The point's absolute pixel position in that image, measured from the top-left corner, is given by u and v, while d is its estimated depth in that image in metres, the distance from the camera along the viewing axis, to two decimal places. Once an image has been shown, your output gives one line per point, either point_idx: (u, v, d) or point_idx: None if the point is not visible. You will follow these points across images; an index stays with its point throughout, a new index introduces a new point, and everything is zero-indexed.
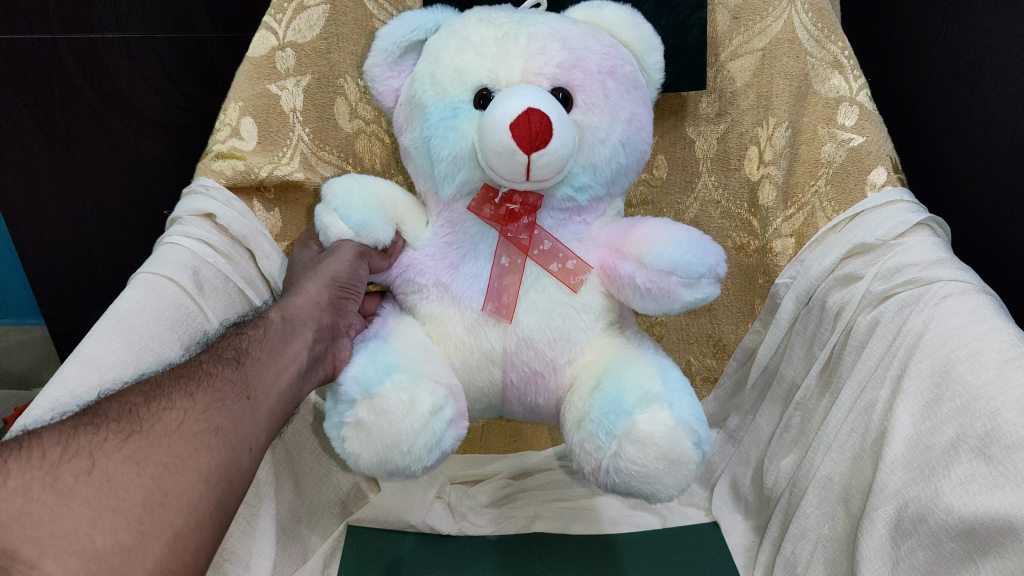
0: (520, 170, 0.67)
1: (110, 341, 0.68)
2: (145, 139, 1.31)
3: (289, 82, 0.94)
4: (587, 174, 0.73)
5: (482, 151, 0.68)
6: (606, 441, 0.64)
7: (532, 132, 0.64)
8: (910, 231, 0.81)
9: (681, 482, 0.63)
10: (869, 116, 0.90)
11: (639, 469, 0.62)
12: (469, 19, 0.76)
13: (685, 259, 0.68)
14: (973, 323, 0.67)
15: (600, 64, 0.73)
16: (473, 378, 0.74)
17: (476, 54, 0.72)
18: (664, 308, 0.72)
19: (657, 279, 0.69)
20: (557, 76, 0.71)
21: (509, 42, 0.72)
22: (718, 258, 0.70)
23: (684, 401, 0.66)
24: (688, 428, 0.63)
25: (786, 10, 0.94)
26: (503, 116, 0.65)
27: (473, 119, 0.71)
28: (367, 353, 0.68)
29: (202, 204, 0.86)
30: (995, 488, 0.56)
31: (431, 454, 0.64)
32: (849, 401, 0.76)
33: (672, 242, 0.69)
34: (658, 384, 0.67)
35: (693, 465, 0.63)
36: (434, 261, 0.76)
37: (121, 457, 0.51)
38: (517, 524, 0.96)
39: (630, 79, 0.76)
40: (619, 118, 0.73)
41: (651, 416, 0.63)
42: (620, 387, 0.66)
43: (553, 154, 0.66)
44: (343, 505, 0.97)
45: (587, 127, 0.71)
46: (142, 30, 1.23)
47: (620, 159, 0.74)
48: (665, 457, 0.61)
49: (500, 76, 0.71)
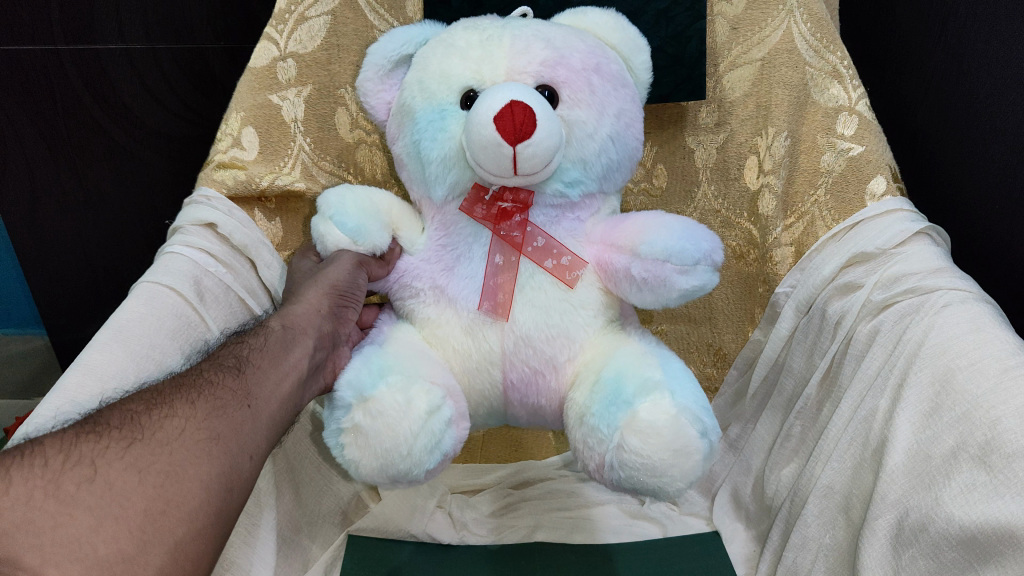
0: (507, 163, 0.67)
1: (111, 351, 0.68)
2: (145, 150, 1.32)
3: (290, 93, 0.94)
4: (577, 169, 0.73)
5: (470, 147, 0.69)
6: (608, 434, 0.64)
7: (516, 124, 0.65)
8: (910, 239, 0.82)
9: (689, 475, 0.62)
10: (869, 126, 0.90)
11: (644, 461, 0.61)
12: (455, 28, 0.77)
13: (680, 245, 0.68)
14: (973, 330, 0.67)
15: (584, 61, 0.74)
16: (474, 382, 0.74)
17: (461, 59, 0.73)
18: (662, 299, 0.71)
19: (652, 268, 0.69)
20: (541, 73, 0.72)
21: (493, 44, 0.73)
22: (713, 245, 0.70)
23: (686, 390, 0.65)
24: (691, 416, 0.62)
25: (785, 20, 0.95)
26: (488, 110, 0.66)
27: (461, 119, 0.72)
28: (362, 357, 0.69)
29: (203, 214, 0.86)
30: (995, 497, 0.56)
31: (432, 456, 0.64)
32: (850, 410, 0.76)
33: (665, 231, 0.70)
34: (659, 373, 0.66)
35: (698, 457, 0.62)
36: (430, 264, 0.77)
37: (123, 465, 0.52)
38: (518, 534, 0.96)
39: (617, 77, 0.76)
40: (607, 113, 0.74)
41: (652, 405, 0.62)
42: (619, 379, 0.66)
43: (538, 145, 0.66)
44: (343, 514, 0.96)
45: (575, 121, 0.71)
46: (143, 39, 1.24)
47: (610, 154, 0.74)
48: (669, 447, 0.60)
49: (485, 76, 0.71)
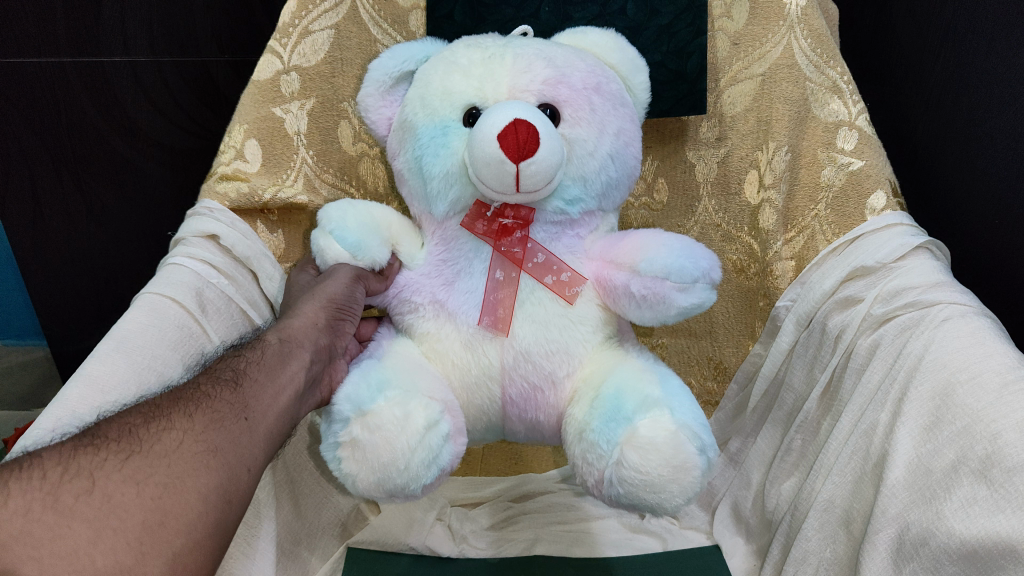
0: (510, 181, 0.67)
1: (114, 362, 0.68)
2: (151, 163, 1.33)
3: (293, 106, 0.95)
4: (577, 186, 0.73)
5: (472, 164, 0.69)
6: (608, 450, 0.63)
7: (519, 141, 0.65)
8: (909, 254, 0.82)
9: (688, 491, 0.62)
10: (868, 141, 0.91)
11: (644, 477, 0.61)
12: (457, 46, 0.78)
13: (679, 263, 0.68)
14: (974, 345, 0.67)
15: (585, 81, 0.74)
16: (473, 398, 0.73)
17: (463, 76, 0.74)
18: (661, 316, 0.71)
19: (651, 285, 0.69)
20: (543, 92, 0.72)
21: (495, 62, 0.74)
22: (712, 263, 0.70)
23: (685, 407, 0.66)
24: (690, 433, 0.62)
25: (786, 36, 0.95)
26: (491, 128, 0.66)
27: (463, 135, 0.72)
28: (360, 372, 0.69)
29: (206, 225, 0.87)
30: (995, 512, 0.56)
31: (429, 471, 0.64)
32: (850, 424, 0.76)
33: (664, 248, 0.70)
34: (658, 390, 0.67)
35: (698, 473, 0.62)
36: (430, 278, 0.77)
37: (121, 477, 0.52)
38: (518, 547, 0.95)
39: (617, 96, 0.77)
40: (607, 132, 0.74)
41: (652, 421, 0.62)
42: (620, 396, 0.66)
43: (541, 162, 0.66)
44: (343, 526, 0.97)
45: (575, 139, 0.72)
46: (149, 53, 1.26)
47: (610, 172, 0.75)
48: (669, 462, 0.60)
49: (487, 94, 0.72)
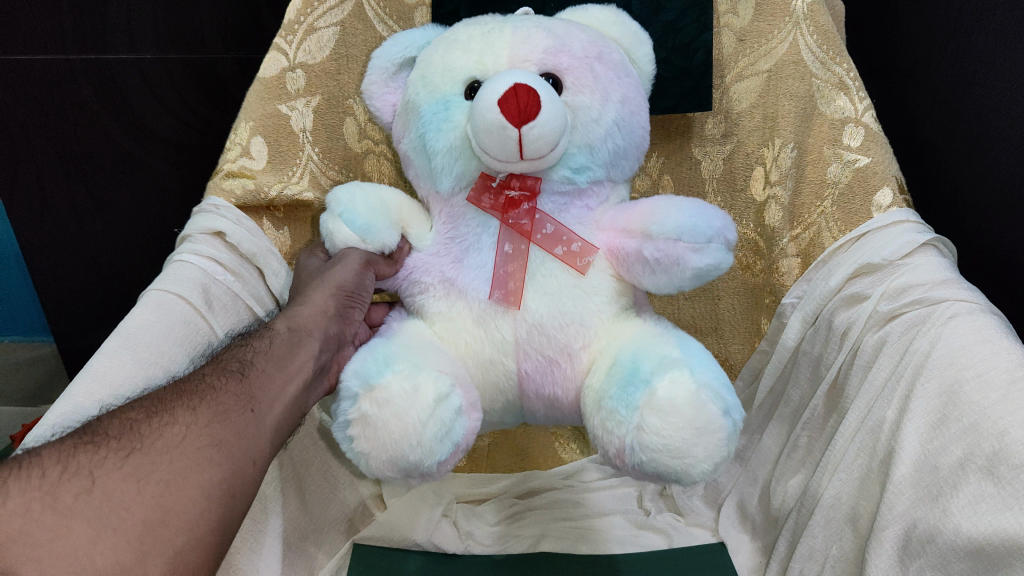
0: (513, 147, 0.67)
1: (120, 359, 0.68)
2: (157, 160, 1.33)
3: (299, 103, 0.95)
4: (583, 154, 0.73)
5: (475, 134, 0.69)
6: (627, 416, 0.63)
7: (519, 105, 0.65)
8: (916, 251, 0.82)
9: (712, 455, 0.62)
10: (874, 137, 0.91)
11: (665, 440, 0.60)
12: (457, 26, 0.79)
13: (691, 223, 0.68)
14: (983, 343, 0.67)
15: (586, 50, 0.75)
16: (487, 376, 0.73)
17: (464, 52, 0.74)
18: (677, 281, 0.71)
19: (664, 247, 0.69)
20: (544, 61, 0.72)
21: (494, 35, 0.74)
22: (724, 224, 0.70)
23: (704, 368, 0.66)
24: (712, 393, 0.62)
25: (791, 32, 0.95)
26: (492, 95, 0.66)
27: (465, 108, 0.72)
28: (367, 351, 0.69)
29: (212, 222, 0.87)
30: (1003, 509, 0.56)
31: (442, 445, 0.64)
32: (857, 421, 0.76)
33: (676, 210, 0.70)
34: (675, 352, 0.67)
35: (722, 435, 0.62)
36: (438, 258, 0.77)
37: (121, 475, 0.52)
38: (524, 543, 0.96)
39: (620, 66, 0.77)
40: (611, 99, 0.74)
41: (671, 382, 0.62)
42: (637, 360, 0.66)
43: (543, 127, 0.66)
44: (349, 523, 0.97)
45: (579, 107, 0.72)
46: (155, 49, 1.26)
47: (616, 140, 0.75)
48: (691, 423, 0.60)
49: (487, 66, 0.72)
